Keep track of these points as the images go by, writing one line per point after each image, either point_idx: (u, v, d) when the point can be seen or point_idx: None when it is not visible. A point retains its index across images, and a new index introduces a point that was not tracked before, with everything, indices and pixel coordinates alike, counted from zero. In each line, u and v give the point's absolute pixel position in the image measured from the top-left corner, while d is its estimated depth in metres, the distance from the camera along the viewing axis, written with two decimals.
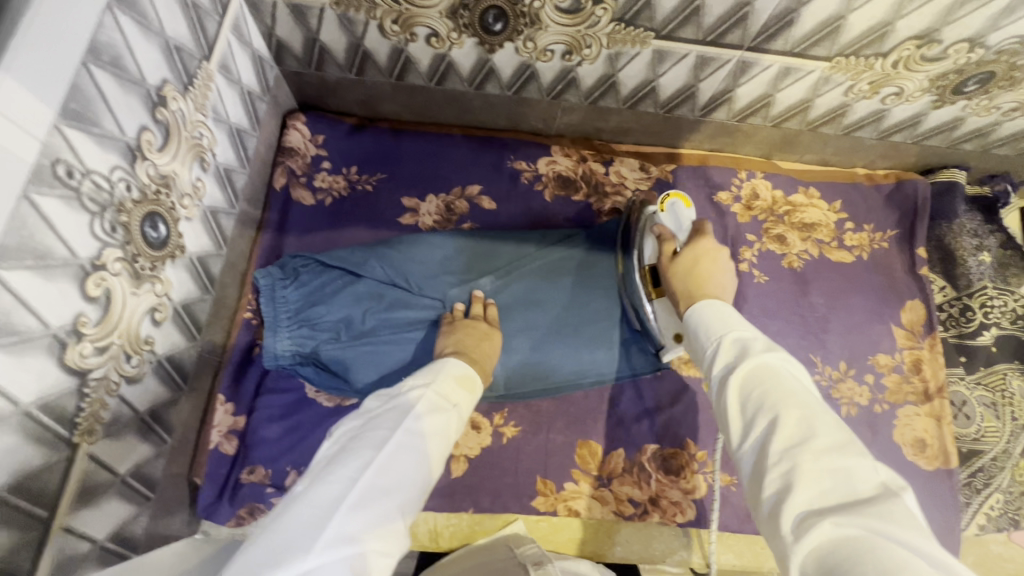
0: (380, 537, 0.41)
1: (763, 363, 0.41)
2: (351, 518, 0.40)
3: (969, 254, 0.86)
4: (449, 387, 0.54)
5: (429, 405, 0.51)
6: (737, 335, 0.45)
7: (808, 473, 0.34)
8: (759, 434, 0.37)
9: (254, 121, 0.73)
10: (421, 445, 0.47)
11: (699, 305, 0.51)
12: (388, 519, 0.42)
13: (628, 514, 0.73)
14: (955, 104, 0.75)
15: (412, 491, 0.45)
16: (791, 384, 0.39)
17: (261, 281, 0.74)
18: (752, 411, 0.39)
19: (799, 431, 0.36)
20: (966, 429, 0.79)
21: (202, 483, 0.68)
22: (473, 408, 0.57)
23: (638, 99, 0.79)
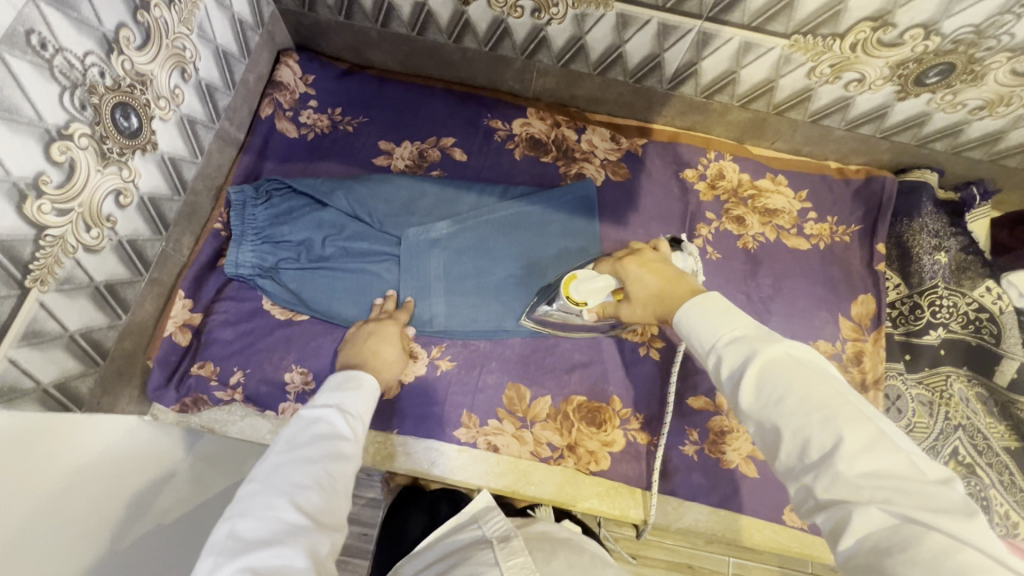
0: (276, 541, 0.45)
1: (769, 369, 0.44)
2: (234, 542, 0.45)
3: (925, 251, 0.84)
4: (326, 395, 0.59)
5: (306, 419, 0.56)
6: (729, 336, 0.48)
7: (866, 483, 0.39)
8: (793, 445, 0.42)
9: (244, 49, 0.79)
10: (301, 454, 0.52)
11: (687, 305, 0.52)
12: (280, 525, 0.47)
13: (544, 456, 0.77)
14: (919, 96, 0.75)
15: (310, 487, 0.50)
16: (815, 381, 0.43)
17: (233, 197, 0.80)
18: (778, 423, 0.43)
19: (833, 436, 0.40)
20: (896, 422, 0.79)
21: (153, 365, 0.74)
22: (369, 398, 0.62)
23: (608, 66, 0.82)
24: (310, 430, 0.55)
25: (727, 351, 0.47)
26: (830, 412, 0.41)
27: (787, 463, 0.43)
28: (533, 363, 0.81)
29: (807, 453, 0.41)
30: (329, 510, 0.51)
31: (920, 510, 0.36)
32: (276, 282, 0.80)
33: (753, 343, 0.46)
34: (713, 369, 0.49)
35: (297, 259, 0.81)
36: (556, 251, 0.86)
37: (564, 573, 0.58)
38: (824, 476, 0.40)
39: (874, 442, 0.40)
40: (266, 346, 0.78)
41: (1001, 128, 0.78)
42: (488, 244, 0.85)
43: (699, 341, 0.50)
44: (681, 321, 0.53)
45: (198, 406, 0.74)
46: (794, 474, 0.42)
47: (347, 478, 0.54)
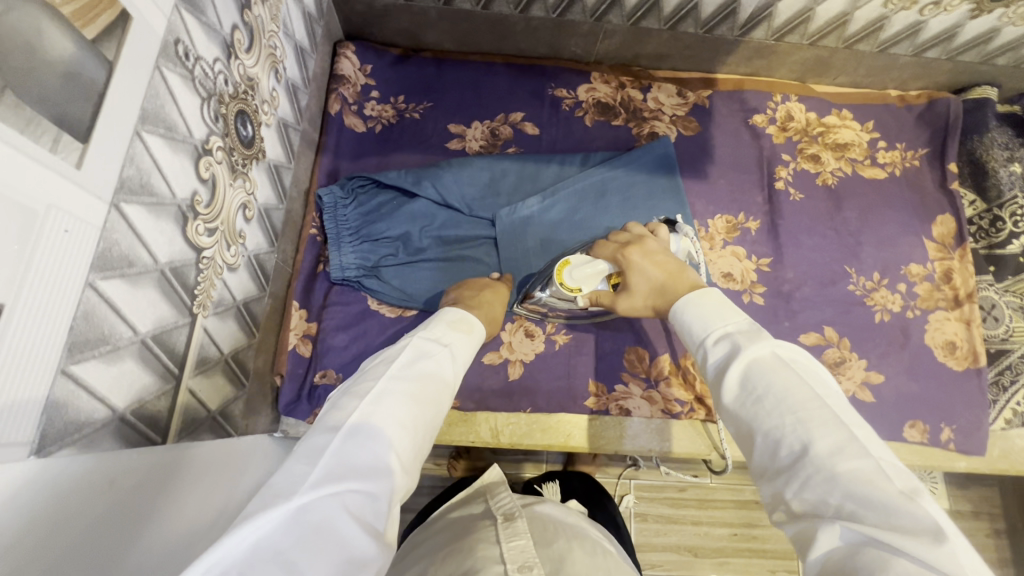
0: (373, 478, 0.39)
1: (750, 367, 0.44)
2: (337, 460, 0.38)
3: (999, 164, 0.86)
4: (438, 332, 0.55)
5: (416, 352, 0.51)
6: (719, 332, 0.49)
7: (831, 488, 0.36)
8: (768, 443, 0.41)
9: (313, 43, 0.76)
10: (409, 389, 0.47)
11: (682, 303, 0.54)
12: (379, 460, 0.41)
13: (676, 412, 0.78)
14: (992, 12, 0.77)
15: (408, 433, 0.44)
16: (788, 381, 0.42)
17: (324, 200, 0.78)
18: (755, 418, 0.42)
19: (804, 441, 0.39)
20: (994, 331, 0.83)
21: (283, 381, 0.72)
22: (469, 350, 0.58)
23: (680, 18, 0.82)
24: (418, 366, 0.50)
25: (712, 346, 0.48)
26: (803, 415, 0.40)
27: (763, 462, 0.41)
28: (646, 326, 0.82)
29: (781, 455, 0.40)
30: (412, 459, 0.45)
31: (884, 531, 0.33)
32: (380, 280, 0.78)
33: (738, 339, 0.47)
34: (700, 361, 0.50)
35: (397, 255, 0.80)
36: (647, 213, 0.86)
37: (567, 558, 0.54)
38: (793, 480, 0.38)
39: (845, 450, 0.37)
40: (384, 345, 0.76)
41: None
42: (581, 215, 0.85)
43: (690, 339, 0.52)
44: (675, 315, 0.54)
45: None
46: (768, 474, 0.41)
47: (432, 431, 0.49)
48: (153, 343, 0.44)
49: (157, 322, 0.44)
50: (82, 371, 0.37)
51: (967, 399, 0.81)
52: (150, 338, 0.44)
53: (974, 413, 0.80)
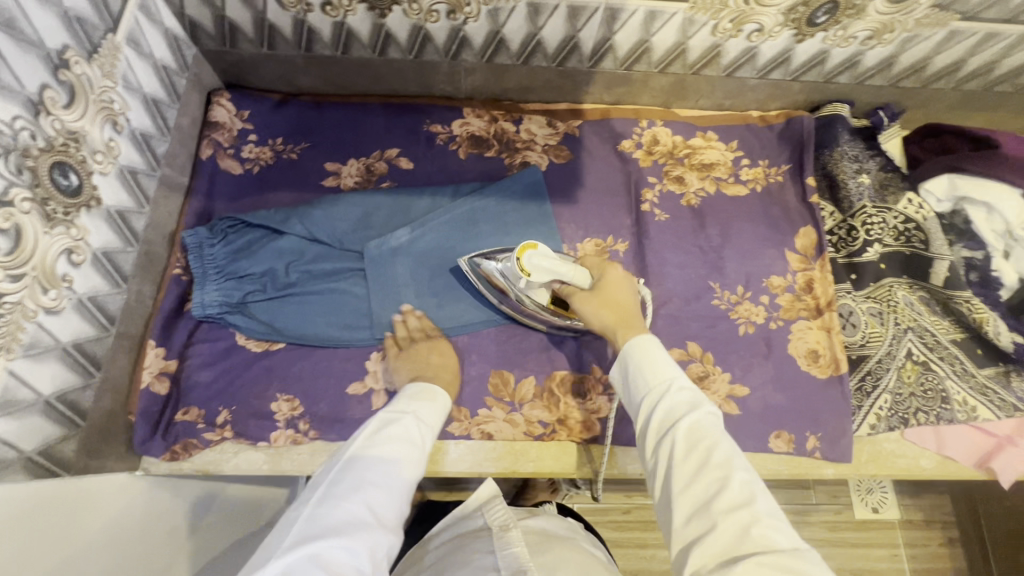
0: (347, 535, 0.50)
1: (703, 424, 0.53)
2: (311, 526, 0.50)
3: (849, 176, 0.91)
4: (403, 402, 0.66)
5: (382, 421, 0.62)
6: (677, 385, 0.58)
7: (756, 533, 0.46)
8: (708, 488, 0.49)
9: (172, 94, 0.80)
10: (378, 453, 0.58)
11: (636, 342, 0.63)
12: (354, 519, 0.51)
13: (537, 434, 0.80)
14: (815, 36, 0.82)
15: (380, 492, 0.55)
16: (727, 441, 0.52)
17: (189, 241, 0.80)
18: (702, 462, 0.51)
19: (744, 494, 0.48)
20: (853, 337, 0.85)
21: (136, 419, 0.73)
22: (437, 412, 0.69)
23: (529, 54, 0.86)
24: (386, 431, 0.61)
25: (674, 396, 0.57)
26: (745, 473, 0.50)
27: (695, 500, 0.49)
28: (513, 349, 0.83)
29: (721, 500, 0.48)
30: (394, 514, 0.55)
31: (783, 564, 0.43)
32: (247, 315, 0.80)
33: (698, 399, 0.56)
34: (654, 403, 0.58)
35: (264, 290, 0.82)
36: (516, 239, 0.89)
37: (556, 564, 0.63)
38: (728, 524, 0.47)
39: (770, 514, 0.47)
40: (248, 380, 0.78)
41: (892, 54, 0.85)
42: (451, 244, 0.88)
43: (645, 382, 0.59)
44: (625, 357, 0.63)
45: (188, 451, 0.74)
46: (702, 511, 0.49)
47: (410, 485, 0.59)
48: None
49: None
50: None
51: (831, 406, 0.82)
52: None
53: (837, 420, 0.81)
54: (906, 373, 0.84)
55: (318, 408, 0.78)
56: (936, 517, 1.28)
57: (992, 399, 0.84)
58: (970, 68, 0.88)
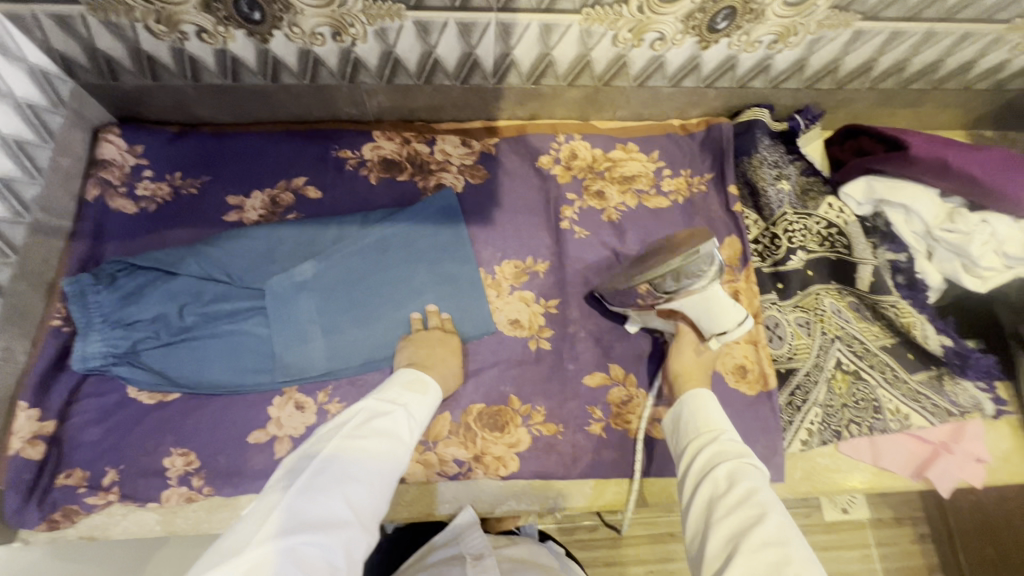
0: (323, 530, 0.48)
1: (746, 469, 0.54)
2: (293, 516, 0.48)
3: (768, 182, 0.88)
4: (392, 393, 0.65)
5: (371, 412, 0.61)
6: (727, 435, 0.60)
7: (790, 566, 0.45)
8: (744, 523, 0.49)
9: (45, 134, 0.75)
10: (363, 446, 0.56)
11: (692, 394, 0.66)
12: (329, 512, 0.50)
13: (452, 474, 0.75)
14: (719, 42, 0.79)
15: (360, 486, 0.53)
16: (767, 488, 0.52)
17: (68, 288, 0.74)
18: (742, 498, 0.51)
19: (782, 536, 0.48)
20: (780, 350, 0.82)
21: (5, 488, 0.67)
22: (426, 403, 0.67)
23: (430, 73, 0.82)
24: (372, 423, 0.59)
25: (723, 441, 0.59)
26: (785, 520, 0.49)
27: (733, 531, 0.50)
28: None
29: (753, 534, 0.48)
30: (372, 509, 0.54)
31: None
32: (136, 365, 0.75)
33: (741, 448, 0.58)
34: (698, 448, 0.60)
35: (156, 337, 0.76)
36: (429, 266, 0.85)
37: None
38: (762, 559, 0.46)
39: (809, 562, 0.46)
40: (137, 436, 0.73)
41: (801, 56, 0.83)
42: (360, 275, 0.83)
43: (697, 425, 0.62)
44: (681, 404, 0.66)
45: (67, 519, 0.68)
46: (734, 547, 0.48)
47: (393, 477, 0.57)
48: None
49: None
50: None
51: (760, 425, 0.78)
52: None
53: (766, 439, 0.77)
54: (836, 384, 0.80)
55: (214, 460, 0.73)
56: (905, 515, 1.25)
57: (925, 405, 0.80)
58: (883, 66, 0.87)
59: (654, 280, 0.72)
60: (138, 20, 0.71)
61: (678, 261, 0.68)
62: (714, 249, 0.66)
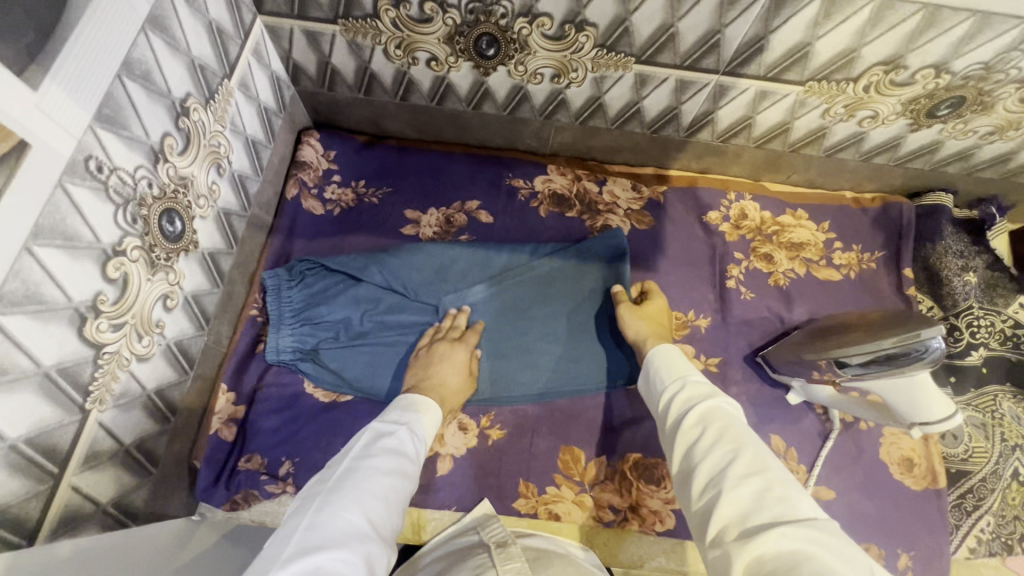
0: (347, 542, 0.46)
1: (717, 409, 0.53)
2: (311, 533, 0.46)
3: (954, 273, 0.87)
4: (393, 416, 0.64)
5: (375, 435, 0.60)
6: (692, 378, 0.59)
7: (773, 498, 0.44)
8: (719, 460, 0.49)
9: (269, 135, 0.80)
10: (375, 465, 0.56)
11: (657, 350, 0.66)
12: (349, 526, 0.48)
13: (608, 520, 0.75)
14: (931, 127, 0.78)
15: (377, 503, 0.52)
16: (738, 423, 0.51)
17: (268, 281, 0.79)
18: (717, 437, 0.50)
19: (758, 465, 0.47)
20: (954, 449, 0.79)
21: (201, 465, 0.72)
22: (429, 427, 0.67)
23: (625, 120, 0.84)
24: (379, 444, 0.59)
25: (691, 384, 0.58)
26: (760, 453, 0.48)
27: (705, 474, 0.49)
28: (585, 425, 0.79)
29: (731, 472, 0.47)
30: (388, 526, 0.52)
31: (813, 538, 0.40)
32: (317, 363, 0.78)
33: (711, 389, 0.56)
34: (669, 397, 0.59)
35: (336, 338, 0.78)
36: (596, 306, 0.84)
37: None
38: (745, 490, 0.46)
39: (786, 481, 0.46)
40: (312, 434, 0.75)
41: (1011, 150, 0.81)
42: (525, 306, 0.83)
43: (668, 377, 0.61)
44: (648, 361, 0.66)
45: (248, 502, 0.71)
46: (709, 485, 0.48)
47: (402, 498, 0.56)
48: (25, 446, 0.45)
49: (34, 428, 0.45)
50: None
51: (927, 525, 0.75)
52: (23, 443, 0.44)
53: (934, 539, 0.74)
54: (1011, 495, 0.77)
55: None
56: None
57: None
58: None
59: (854, 357, 0.64)
60: (380, 43, 0.75)
61: (889, 345, 0.59)
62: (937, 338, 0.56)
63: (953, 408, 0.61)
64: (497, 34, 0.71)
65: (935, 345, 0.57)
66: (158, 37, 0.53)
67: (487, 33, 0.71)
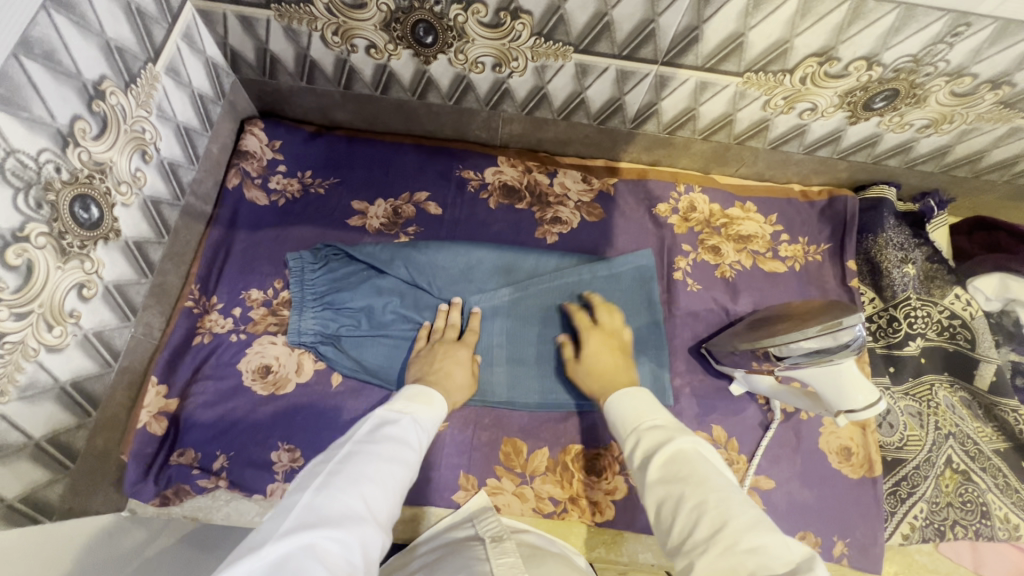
0: (342, 527, 0.45)
1: (676, 457, 0.54)
2: (310, 513, 0.45)
3: (893, 265, 0.88)
4: (402, 402, 0.62)
5: (382, 419, 0.58)
6: (647, 425, 0.59)
7: (744, 552, 0.45)
8: (688, 521, 0.49)
9: (206, 122, 0.78)
10: (379, 448, 0.54)
11: (617, 395, 0.64)
12: (348, 510, 0.47)
13: (547, 512, 0.75)
14: (869, 119, 0.79)
15: (378, 489, 0.50)
16: (702, 469, 0.52)
17: (292, 264, 0.81)
18: (680, 494, 0.50)
19: (722, 519, 0.47)
20: (890, 438, 0.80)
21: (129, 460, 0.70)
22: (438, 414, 0.64)
23: (571, 111, 0.84)
24: (386, 430, 0.56)
25: (645, 436, 0.58)
26: (723, 500, 0.49)
27: (679, 532, 0.49)
28: (528, 417, 0.79)
29: (699, 533, 0.47)
30: (388, 512, 0.51)
31: None
32: (337, 349, 0.78)
33: (667, 433, 0.57)
34: (631, 447, 0.58)
35: (358, 326, 0.79)
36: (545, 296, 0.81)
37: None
38: (715, 551, 0.46)
39: (751, 526, 0.47)
40: (248, 427, 0.74)
41: (947, 143, 0.82)
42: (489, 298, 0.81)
43: (623, 426, 0.61)
44: (608, 408, 0.64)
45: (179, 498, 0.70)
46: (684, 548, 0.48)
47: (405, 483, 0.54)
48: None
49: None
50: None
51: (863, 512, 0.76)
52: None
53: (868, 527, 0.76)
54: (944, 482, 0.78)
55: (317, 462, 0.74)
56: None
57: None
58: None
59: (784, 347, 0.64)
60: (317, 29, 0.73)
61: (814, 333, 0.60)
62: (858, 324, 0.57)
63: (877, 395, 0.62)
64: (433, 21, 0.70)
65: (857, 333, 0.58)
66: (64, 16, 0.52)
67: (423, 20, 0.70)
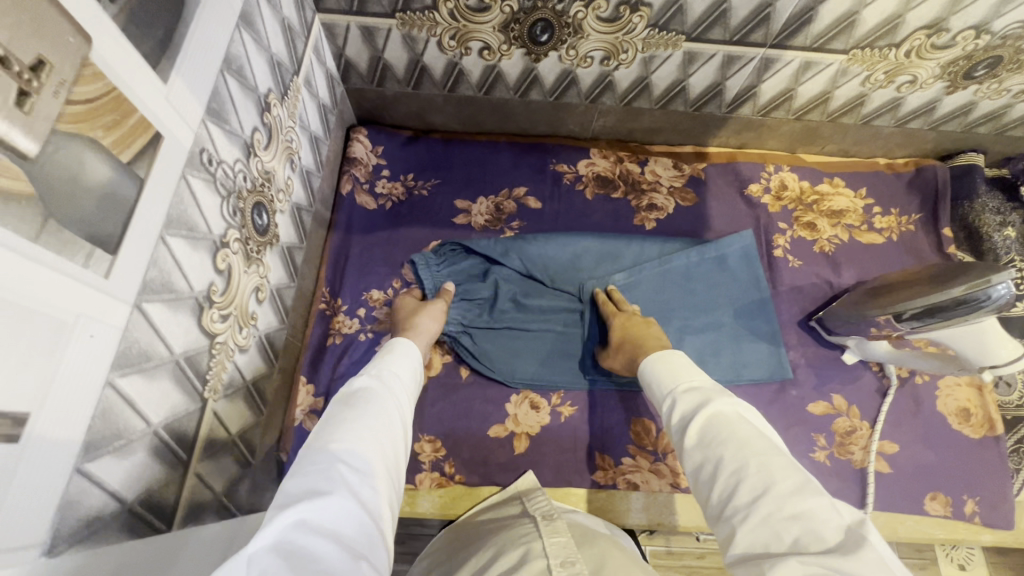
0: (330, 491, 0.41)
1: (713, 418, 0.51)
2: (290, 490, 0.41)
3: (993, 229, 0.90)
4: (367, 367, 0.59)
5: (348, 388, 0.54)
6: (685, 385, 0.57)
7: (778, 518, 0.41)
8: (727, 487, 0.46)
9: (327, 131, 0.82)
10: (351, 413, 0.50)
11: (652, 359, 0.63)
12: (330, 475, 0.42)
13: (684, 486, 0.77)
14: (967, 88, 0.81)
15: (361, 445, 0.47)
16: (741, 432, 0.48)
17: (417, 260, 0.83)
18: (716, 461, 0.47)
19: (764, 482, 0.44)
20: (1008, 397, 0.82)
21: (288, 457, 0.72)
22: (410, 369, 0.61)
23: (670, 98, 0.86)
24: (353, 396, 0.53)
25: (681, 399, 0.55)
26: (762, 461, 0.45)
27: (719, 500, 0.46)
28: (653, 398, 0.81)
29: (737, 497, 0.44)
30: (382, 465, 0.47)
31: (836, 558, 0.37)
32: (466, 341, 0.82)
33: (706, 395, 0.54)
34: (668, 410, 0.56)
35: (481, 316, 0.83)
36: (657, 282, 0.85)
37: (607, 557, 0.53)
38: (753, 519, 0.42)
39: (800, 490, 0.42)
40: None
41: None
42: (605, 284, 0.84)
43: (661, 389, 0.59)
44: (644, 370, 0.63)
45: None
46: (725, 515, 0.45)
47: (392, 435, 0.51)
48: (162, 431, 0.45)
49: (168, 413, 0.46)
50: (95, 469, 0.38)
51: (989, 470, 0.78)
52: (161, 428, 0.45)
53: (998, 484, 0.77)
54: None
55: (460, 449, 0.77)
56: None
57: None
58: None
59: (919, 309, 0.67)
60: (435, 35, 0.76)
61: (957, 293, 0.62)
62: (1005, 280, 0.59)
63: (1022, 349, 0.65)
64: (552, 19, 0.73)
65: (1002, 291, 0.60)
66: (248, 33, 0.55)
67: (542, 18, 0.73)
